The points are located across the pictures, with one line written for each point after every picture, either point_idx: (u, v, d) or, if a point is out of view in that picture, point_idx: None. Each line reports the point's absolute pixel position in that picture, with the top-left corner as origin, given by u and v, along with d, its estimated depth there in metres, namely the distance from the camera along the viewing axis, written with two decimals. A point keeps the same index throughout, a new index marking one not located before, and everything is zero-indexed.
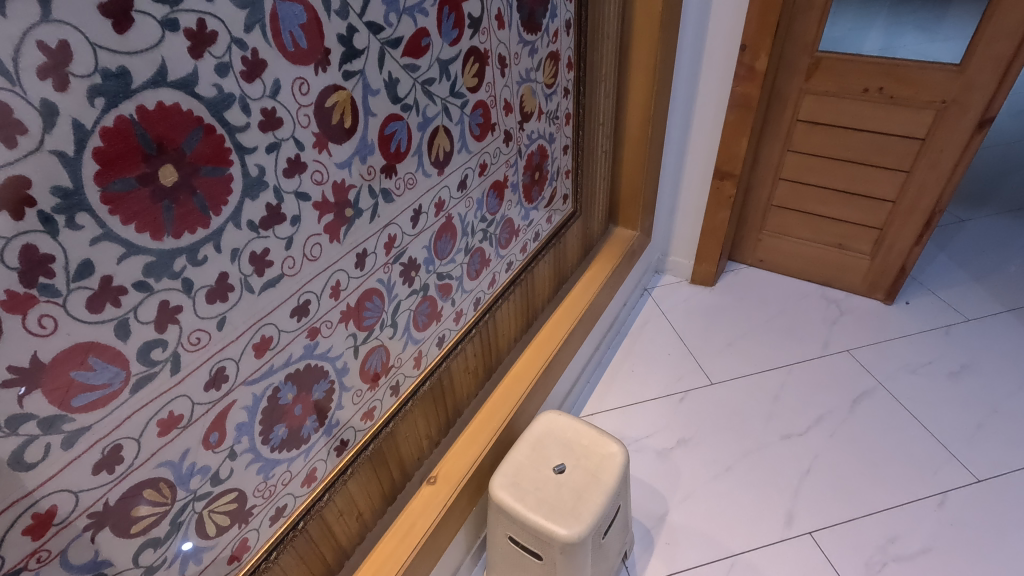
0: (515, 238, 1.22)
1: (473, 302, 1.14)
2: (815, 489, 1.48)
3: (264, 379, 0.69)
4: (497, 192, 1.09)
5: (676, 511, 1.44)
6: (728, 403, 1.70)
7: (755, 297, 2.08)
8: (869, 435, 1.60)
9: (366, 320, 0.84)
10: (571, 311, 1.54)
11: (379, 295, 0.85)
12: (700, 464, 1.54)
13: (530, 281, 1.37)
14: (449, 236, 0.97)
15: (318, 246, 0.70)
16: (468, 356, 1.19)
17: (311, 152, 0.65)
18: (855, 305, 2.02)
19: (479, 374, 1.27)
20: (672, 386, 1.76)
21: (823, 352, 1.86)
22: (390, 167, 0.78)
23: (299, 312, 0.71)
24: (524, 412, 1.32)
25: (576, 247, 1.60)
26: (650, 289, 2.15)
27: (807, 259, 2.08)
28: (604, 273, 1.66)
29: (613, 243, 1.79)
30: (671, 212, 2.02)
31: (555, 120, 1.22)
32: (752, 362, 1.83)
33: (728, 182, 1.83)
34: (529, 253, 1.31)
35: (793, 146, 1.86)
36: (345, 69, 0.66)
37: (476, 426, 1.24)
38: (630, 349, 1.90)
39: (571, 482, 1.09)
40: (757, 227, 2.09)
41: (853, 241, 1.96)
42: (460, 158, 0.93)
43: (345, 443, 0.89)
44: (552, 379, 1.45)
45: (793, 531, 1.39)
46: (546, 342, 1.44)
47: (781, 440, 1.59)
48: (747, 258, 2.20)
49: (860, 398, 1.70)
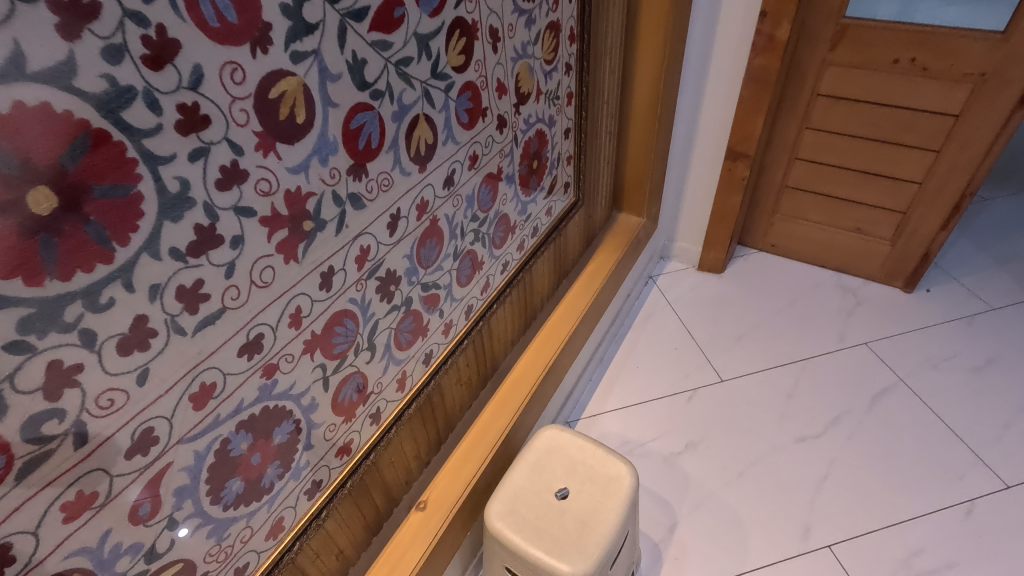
0: (511, 236, 1.08)
1: (464, 312, 1.01)
2: (832, 497, 1.39)
3: (208, 433, 0.57)
4: (490, 186, 0.95)
5: (685, 523, 1.35)
6: (739, 403, 1.60)
7: (766, 286, 1.96)
8: (889, 437, 1.50)
9: (336, 347, 0.71)
10: (573, 309, 1.41)
11: (351, 317, 0.72)
12: (710, 470, 1.45)
13: (528, 279, 1.24)
14: (435, 240, 0.84)
15: (269, 270, 0.58)
16: (460, 367, 1.07)
17: (252, 156, 0.52)
18: (872, 295, 1.90)
19: (475, 382, 1.17)
20: (680, 384, 1.66)
21: (839, 345, 1.75)
22: (359, 167, 0.65)
23: (249, 349, 0.59)
24: (522, 425, 1.21)
25: (577, 238, 1.47)
26: (654, 277, 2.02)
27: (822, 244, 1.95)
28: (608, 265, 1.53)
29: (617, 231, 1.65)
30: (678, 196, 1.89)
31: (555, 101, 1.08)
32: (764, 357, 1.72)
33: (741, 163, 1.69)
34: (526, 251, 1.18)
35: (812, 124, 1.71)
36: (294, 50, 0.52)
37: (472, 440, 1.14)
38: (633, 344, 1.79)
39: (575, 510, 0.99)
40: (770, 210, 1.96)
41: (872, 225, 1.84)
42: (445, 152, 0.80)
43: (319, 483, 0.78)
44: (552, 384, 1.33)
45: (811, 544, 1.30)
46: (546, 344, 1.33)
47: (795, 444, 1.50)
48: (758, 243, 2.07)
49: (880, 395, 1.60)
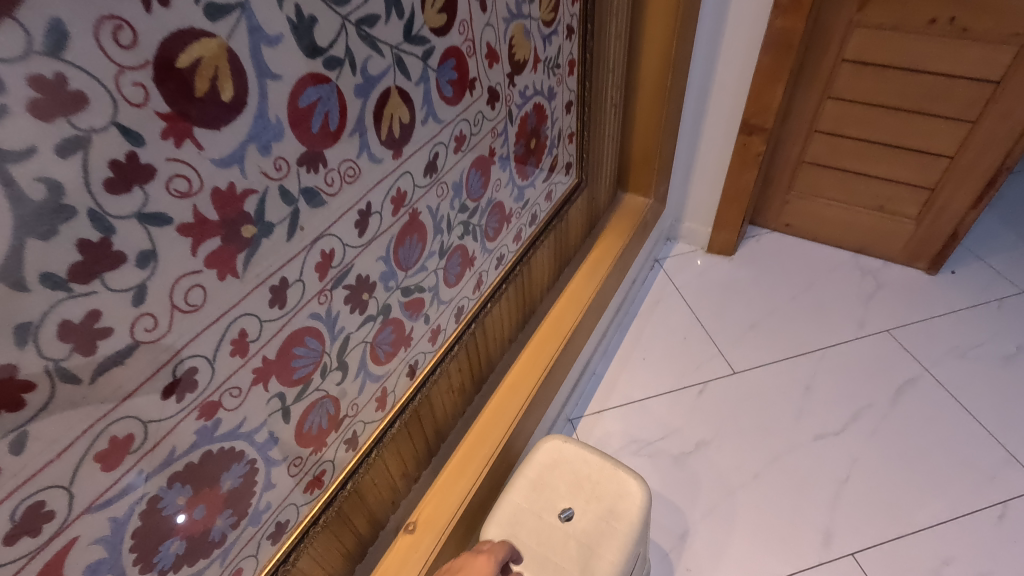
0: (506, 226, 0.96)
1: (454, 315, 0.89)
2: (854, 500, 1.30)
3: (128, 495, 0.46)
4: (481, 170, 0.82)
5: (698, 530, 1.26)
6: (754, 398, 1.50)
7: (780, 269, 1.84)
8: (914, 433, 1.41)
9: (297, 372, 0.60)
10: (576, 300, 1.30)
11: (315, 335, 0.61)
12: (724, 471, 1.36)
13: (526, 272, 1.12)
14: (416, 238, 0.72)
15: (198, 290, 0.46)
16: (451, 374, 0.96)
17: (160, 147, 0.39)
18: (894, 277, 1.79)
19: (467, 388, 1.06)
20: (689, 377, 1.55)
21: (859, 333, 1.64)
22: (313, 155, 0.52)
23: (178, 389, 0.47)
24: (521, 432, 1.11)
25: (579, 223, 1.34)
26: (660, 260, 1.90)
27: (840, 223, 1.83)
28: (613, 252, 1.41)
29: (623, 214, 1.53)
30: (687, 175, 1.76)
31: (555, 70, 0.94)
32: (779, 347, 1.62)
33: (757, 137, 1.55)
34: (524, 242, 1.05)
35: (835, 93, 1.57)
36: (209, 3, 0.39)
37: (465, 452, 1.03)
38: (639, 333, 1.68)
39: (581, 535, 0.90)
40: (785, 188, 1.83)
41: (896, 202, 1.71)
42: (425, 132, 0.67)
43: (285, 524, 0.67)
44: (554, 385, 1.23)
45: (833, 553, 1.22)
46: (546, 342, 1.21)
47: (813, 442, 1.40)
48: (771, 222, 1.94)
49: (904, 387, 1.50)
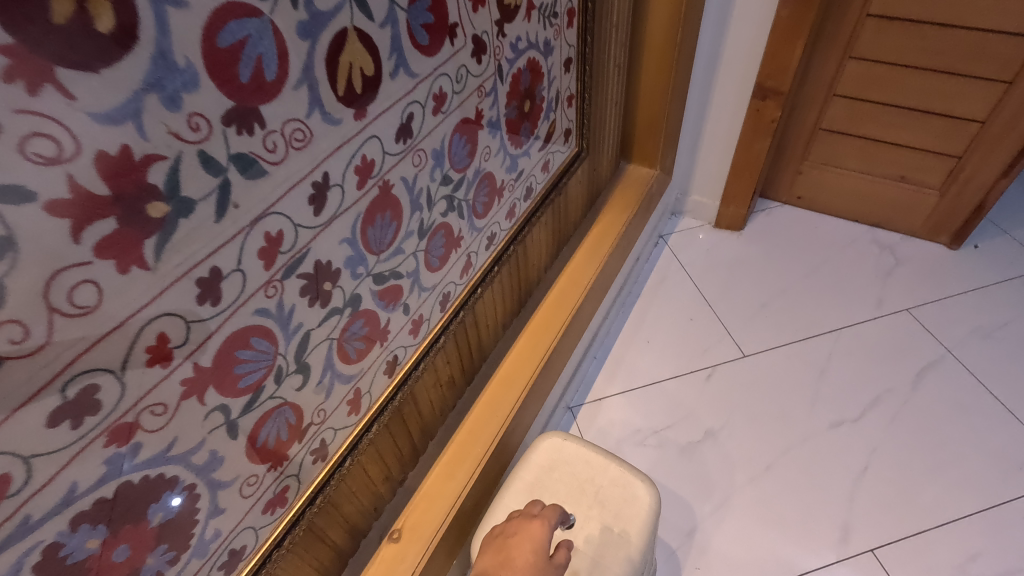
0: (497, 201, 0.85)
1: (439, 302, 0.79)
2: (873, 492, 1.23)
3: (14, 546, 0.36)
4: (467, 136, 0.71)
5: (707, 527, 1.20)
6: (765, 383, 1.41)
7: (792, 244, 1.73)
8: (937, 419, 1.33)
9: (243, 379, 0.50)
10: (576, 281, 1.19)
11: (264, 335, 0.50)
12: (734, 463, 1.28)
13: (521, 252, 1.01)
14: (389, 215, 0.61)
15: (90, 288, 0.35)
16: (437, 367, 0.87)
17: (5, 95, 0.29)
18: (913, 253, 1.68)
19: (456, 381, 0.96)
20: (696, 361, 1.47)
21: (877, 312, 1.54)
22: (245, 112, 0.41)
23: (74, 412, 0.37)
24: (517, 425, 1.02)
25: (579, 197, 1.23)
26: (665, 236, 1.79)
27: (857, 195, 1.71)
28: (616, 228, 1.30)
29: (626, 186, 1.41)
30: (694, 144, 1.63)
31: (552, 20, 0.82)
32: (792, 328, 1.52)
33: (772, 102, 1.43)
34: (518, 219, 0.94)
35: (856, 53, 1.44)
36: None
37: (455, 451, 0.95)
38: (643, 314, 1.58)
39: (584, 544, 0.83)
40: (799, 157, 1.71)
41: (918, 172, 1.60)
42: (394, 88, 0.55)
43: (241, 551, 0.58)
44: (552, 374, 1.13)
45: (850, 550, 1.16)
46: (544, 328, 1.11)
47: (828, 431, 1.32)
48: (782, 195, 1.82)
49: (925, 370, 1.41)
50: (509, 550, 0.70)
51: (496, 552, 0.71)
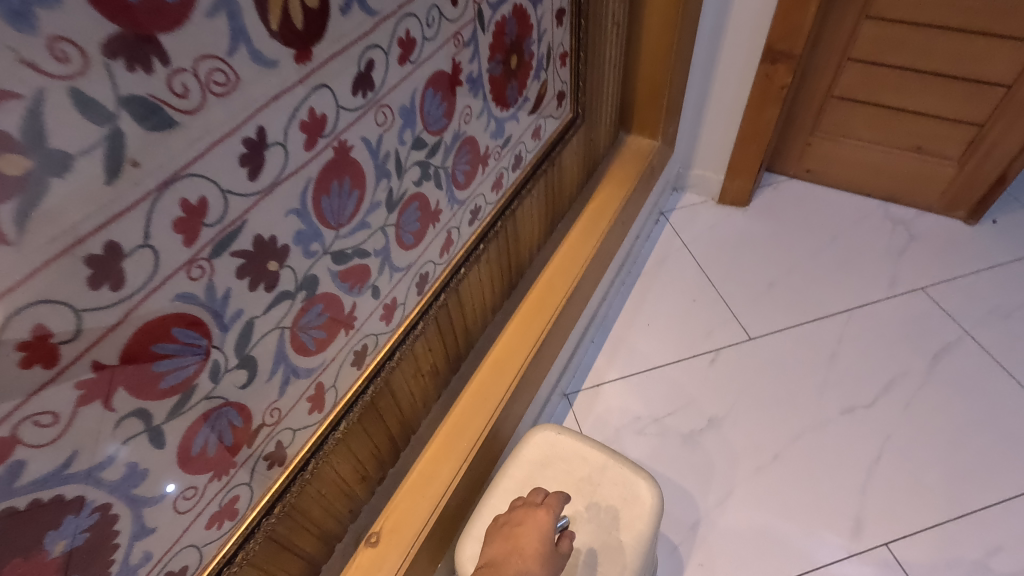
0: (481, 171, 0.76)
1: (415, 284, 0.70)
2: (886, 483, 1.17)
3: None
4: (443, 93, 0.62)
5: (712, 520, 1.14)
6: (772, 367, 1.34)
7: (800, 220, 1.64)
8: (954, 404, 1.26)
9: (167, 378, 0.42)
10: (571, 260, 1.11)
11: (192, 325, 0.42)
12: (740, 452, 1.22)
13: (510, 229, 0.93)
14: (349, 183, 0.52)
15: None
16: (417, 355, 0.79)
17: None
18: (928, 228, 1.60)
19: (439, 370, 0.88)
20: (699, 344, 1.39)
21: (890, 292, 1.46)
22: (137, 41, 0.32)
23: None
24: (508, 416, 0.94)
25: (575, 169, 1.14)
26: (666, 213, 1.70)
27: (870, 167, 1.62)
28: (615, 203, 1.21)
29: (625, 158, 1.31)
30: (698, 114, 1.53)
31: None
32: (801, 308, 1.44)
33: (783, 67, 1.33)
34: (507, 191, 0.85)
35: (875, 13, 1.33)
36: None
37: (439, 446, 0.87)
38: (643, 295, 1.49)
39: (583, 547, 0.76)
40: (809, 127, 1.61)
41: (936, 142, 1.50)
42: (347, 27, 0.46)
43: (183, 570, 0.51)
44: (546, 360, 1.05)
45: (864, 543, 1.10)
46: (536, 311, 1.03)
47: (839, 417, 1.25)
48: (790, 168, 1.73)
49: (941, 352, 1.34)
50: (519, 538, 0.66)
51: (504, 540, 0.67)
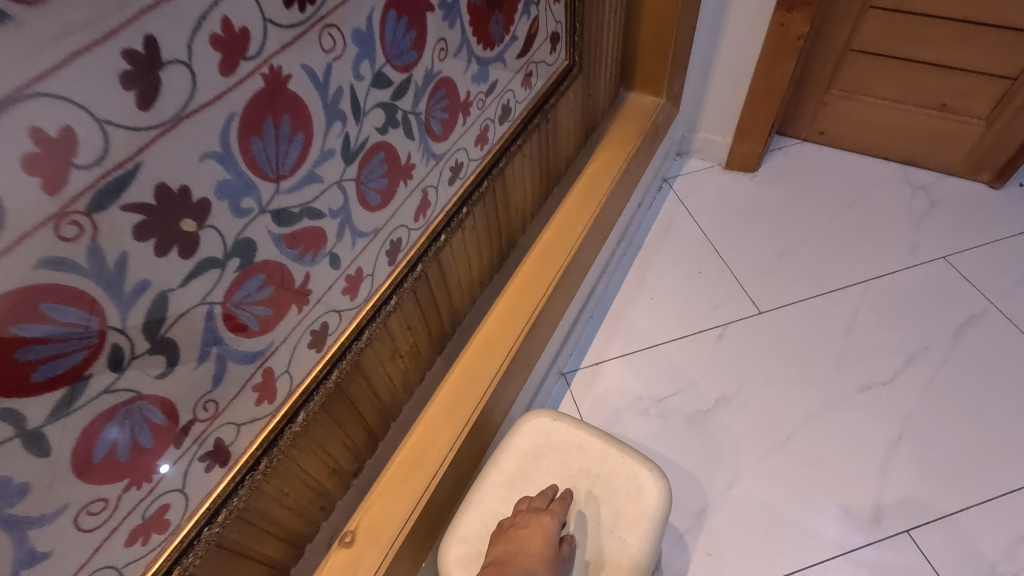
0: (461, 120, 0.65)
1: (385, 252, 0.61)
2: (907, 465, 1.09)
3: None
4: (410, 19, 0.51)
5: (720, 506, 1.06)
6: (784, 343, 1.25)
7: (813, 186, 1.53)
8: (979, 381, 1.18)
9: (42, 369, 0.32)
10: (568, 228, 1.01)
11: (72, 300, 0.33)
12: (749, 434, 1.13)
13: (499, 192, 0.82)
14: (289, 124, 0.42)
15: None
16: (392, 334, 0.69)
17: None
18: (950, 193, 1.49)
19: (422, 351, 0.79)
20: (706, 319, 1.30)
21: (910, 261, 1.37)
22: None
23: None
24: (498, 400, 0.85)
25: (572, 127, 1.03)
26: (669, 179, 1.59)
27: (889, 128, 1.51)
28: (616, 166, 1.10)
29: (627, 117, 1.20)
30: (704, 71, 1.41)
31: None
32: (814, 280, 1.35)
33: (799, 15, 1.21)
34: (493, 147, 0.75)
35: None
36: None
37: (422, 434, 0.78)
38: (646, 267, 1.40)
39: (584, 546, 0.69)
40: (824, 85, 1.49)
41: (963, 99, 1.39)
42: None
43: None
44: (541, 338, 0.96)
45: (884, 531, 1.03)
46: (530, 285, 0.93)
47: (856, 396, 1.17)
48: (803, 130, 1.61)
49: (965, 326, 1.25)
50: (523, 540, 0.63)
51: (506, 541, 0.64)
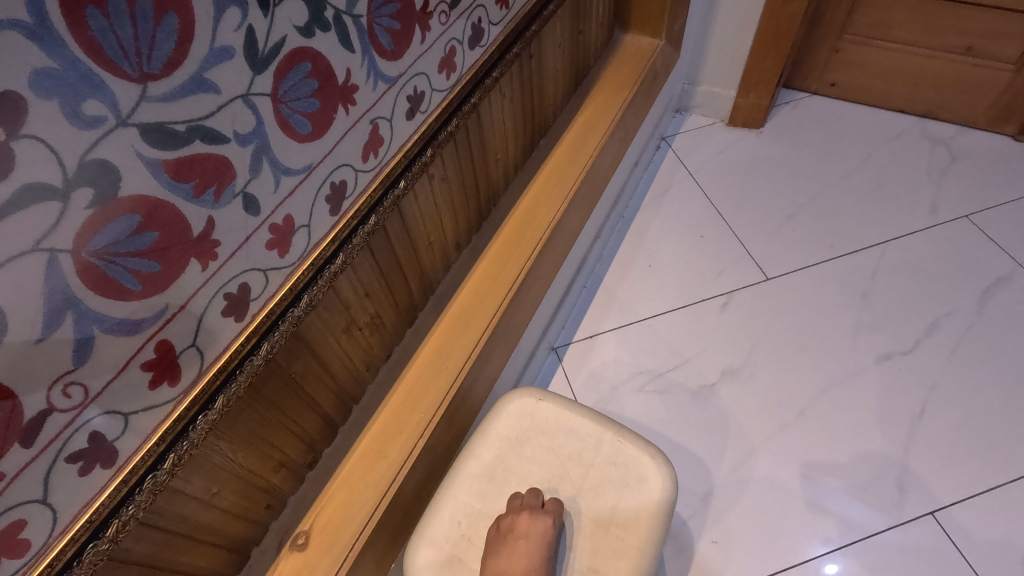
0: (418, 34, 0.53)
1: (326, 199, 0.49)
2: (930, 440, 0.99)
3: None
4: None
5: (726, 489, 0.97)
6: (794, 311, 1.15)
7: (823, 141, 1.41)
8: (1008, 348, 1.08)
9: None
10: (556, 183, 0.89)
11: None
12: (757, 409, 1.04)
13: (471, 136, 0.70)
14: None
15: None
16: (344, 303, 0.58)
17: None
18: (972, 147, 1.38)
19: (387, 323, 0.68)
20: (709, 287, 1.19)
21: (930, 220, 1.26)
22: None
23: None
24: (478, 377, 0.75)
25: (559, 69, 0.90)
26: (668, 138, 1.46)
27: (906, 77, 1.38)
28: (610, 115, 0.98)
29: (622, 62, 1.07)
30: (706, 14, 1.27)
31: None
32: (826, 242, 1.24)
33: None
34: (462, 78, 0.63)
35: None
36: None
37: (388, 419, 0.68)
38: (643, 232, 1.28)
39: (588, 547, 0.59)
40: (837, 29, 1.36)
41: (991, 42, 1.26)
42: None
43: None
44: (527, 308, 0.85)
45: (907, 512, 0.93)
46: (512, 247, 0.82)
47: (874, 366, 1.07)
48: (812, 82, 1.48)
49: (991, 289, 1.15)
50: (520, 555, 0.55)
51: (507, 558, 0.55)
